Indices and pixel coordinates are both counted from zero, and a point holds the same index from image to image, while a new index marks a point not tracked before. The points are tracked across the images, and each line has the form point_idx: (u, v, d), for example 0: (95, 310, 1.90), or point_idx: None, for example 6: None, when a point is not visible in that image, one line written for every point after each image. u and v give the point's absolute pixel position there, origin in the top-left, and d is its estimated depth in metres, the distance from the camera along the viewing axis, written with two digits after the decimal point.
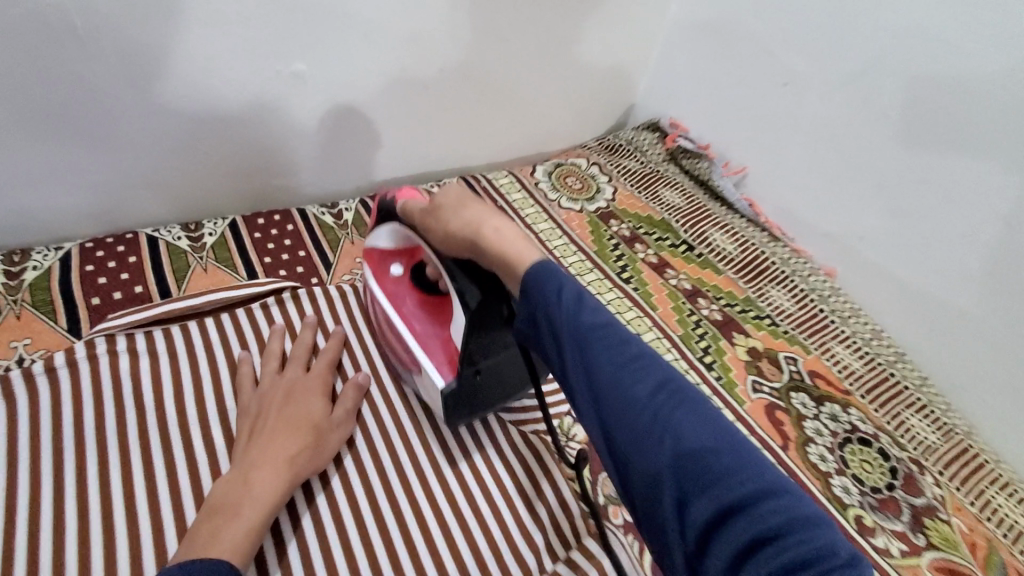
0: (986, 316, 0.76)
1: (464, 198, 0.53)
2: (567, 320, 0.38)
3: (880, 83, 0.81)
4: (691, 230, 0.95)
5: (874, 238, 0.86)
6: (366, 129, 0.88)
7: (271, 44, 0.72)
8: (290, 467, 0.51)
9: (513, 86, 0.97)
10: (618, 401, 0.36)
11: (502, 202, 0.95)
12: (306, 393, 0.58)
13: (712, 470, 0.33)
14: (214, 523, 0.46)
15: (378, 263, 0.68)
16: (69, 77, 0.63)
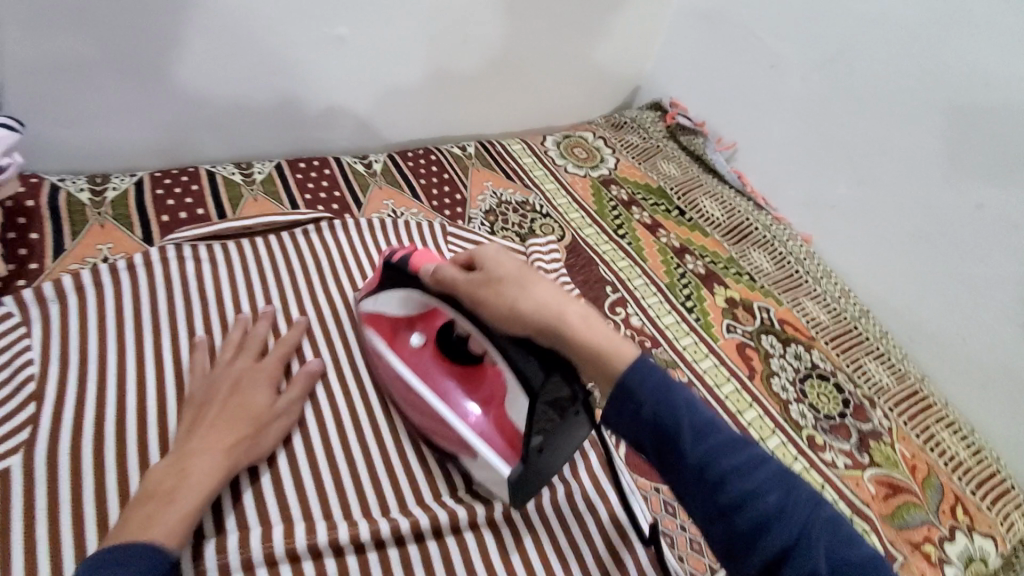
0: (935, 271, 0.90)
1: (527, 273, 0.55)
2: (695, 436, 0.45)
3: (852, 67, 0.95)
4: (684, 198, 1.05)
5: (844, 204, 1.00)
6: (399, 92, 0.99)
7: (327, 9, 0.85)
8: (230, 454, 0.53)
9: (534, 66, 1.10)
10: (761, 511, 0.42)
11: (514, 165, 1.06)
12: (253, 382, 0.59)
13: (863, 574, 0.40)
14: (150, 508, 0.47)
15: (395, 334, 0.65)
16: (173, 23, 0.77)
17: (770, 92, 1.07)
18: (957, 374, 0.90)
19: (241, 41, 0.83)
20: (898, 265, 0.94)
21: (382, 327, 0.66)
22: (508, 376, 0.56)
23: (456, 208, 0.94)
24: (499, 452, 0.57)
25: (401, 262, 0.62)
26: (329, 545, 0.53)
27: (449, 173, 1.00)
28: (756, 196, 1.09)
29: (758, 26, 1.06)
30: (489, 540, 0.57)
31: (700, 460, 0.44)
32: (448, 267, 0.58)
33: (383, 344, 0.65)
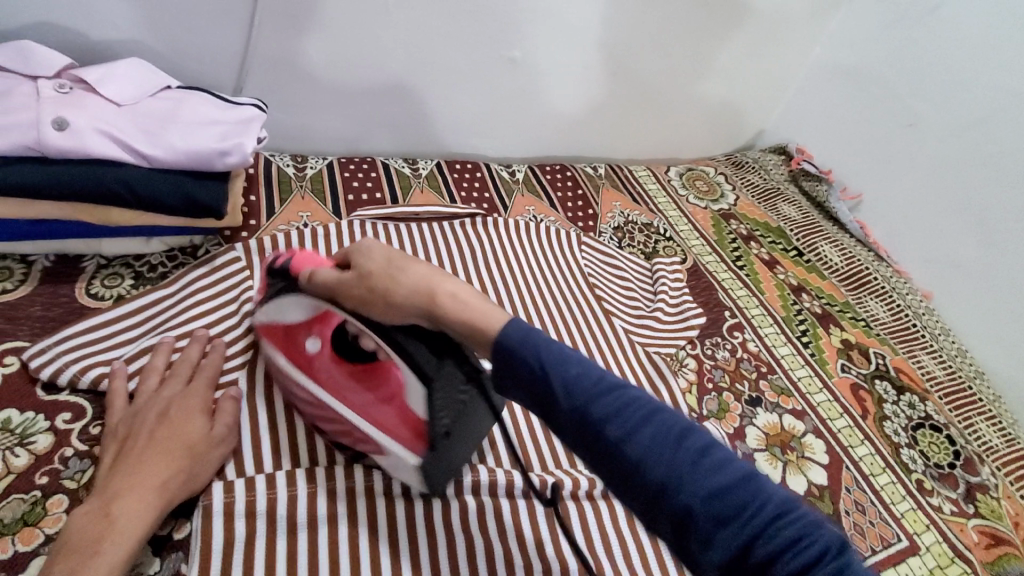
0: None
1: (391, 259, 0.49)
2: (565, 384, 0.41)
3: (995, 134, 0.97)
4: (803, 240, 1.08)
5: (974, 267, 1.00)
6: (549, 112, 1.12)
7: (506, 34, 0.98)
8: (163, 491, 0.49)
9: (669, 104, 1.19)
10: (633, 456, 0.39)
11: (640, 189, 1.14)
12: (185, 411, 0.56)
13: (738, 501, 0.37)
14: (73, 562, 0.43)
15: (287, 340, 0.61)
16: (385, 36, 0.93)
17: (901, 150, 1.10)
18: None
19: (432, 56, 0.97)
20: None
21: (277, 336, 0.62)
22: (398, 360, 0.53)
23: (588, 221, 1.02)
24: (404, 442, 0.54)
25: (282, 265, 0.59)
26: None
27: (583, 189, 1.09)
28: (878, 247, 1.11)
29: (899, 87, 1.10)
30: (617, 509, 0.62)
31: (577, 413, 0.40)
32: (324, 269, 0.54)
33: (279, 354, 0.61)
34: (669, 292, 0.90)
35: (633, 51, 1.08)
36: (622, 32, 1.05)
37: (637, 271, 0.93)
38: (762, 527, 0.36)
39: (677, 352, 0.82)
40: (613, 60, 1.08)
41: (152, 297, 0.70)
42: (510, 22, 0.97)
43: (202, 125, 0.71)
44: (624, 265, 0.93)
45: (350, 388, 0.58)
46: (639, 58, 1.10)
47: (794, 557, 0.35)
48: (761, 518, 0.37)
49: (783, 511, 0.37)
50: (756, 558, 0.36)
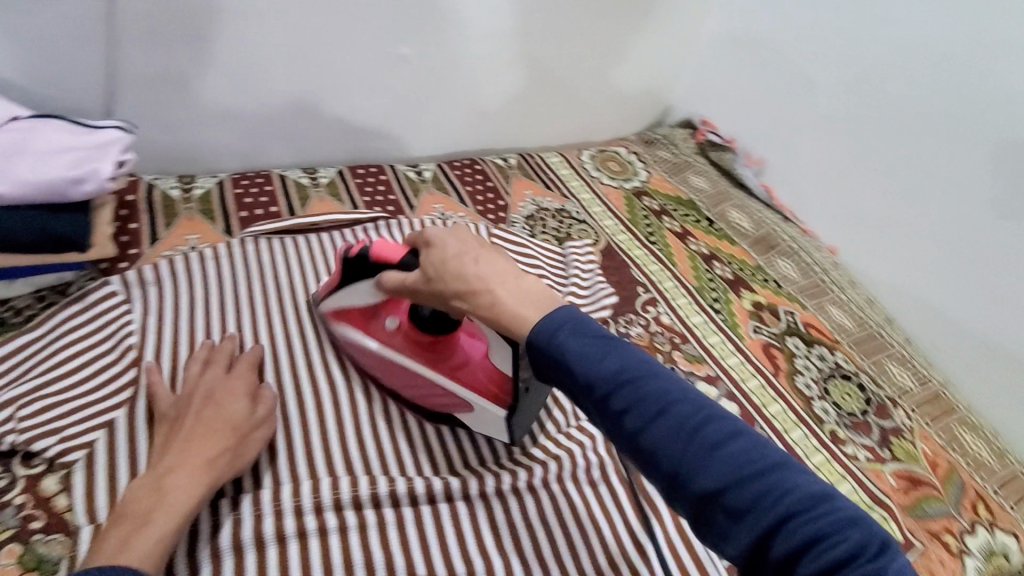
0: (966, 280, 0.93)
1: (446, 263, 0.53)
2: (587, 377, 0.44)
3: (880, 87, 1.01)
4: (714, 209, 1.11)
5: (876, 218, 1.04)
6: (453, 108, 1.10)
7: (394, 31, 0.96)
8: (210, 469, 0.52)
9: (577, 88, 1.19)
10: (652, 445, 0.42)
11: (553, 176, 1.14)
12: (229, 394, 0.58)
13: (755, 492, 0.39)
14: (124, 531, 0.46)
15: (365, 323, 0.68)
16: (266, 43, 0.89)
17: (798, 111, 1.13)
18: (981, 379, 0.93)
19: (319, 59, 0.94)
20: (934, 274, 0.97)
21: (353, 318, 0.68)
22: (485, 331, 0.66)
23: (499, 213, 1.01)
24: (490, 399, 0.64)
25: (362, 254, 0.63)
26: (388, 495, 0.59)
27: (492, 181, 1.08)
28: (782, 209, 1.14)
29: (788, 52, 1.14)
30: (528, 503, 0.62)
31: (600, 401, 0.44)
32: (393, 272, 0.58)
33: (359, 334, 0.68)
34: (581, 275, 0.90)
35: (533, 38, 1.08)
36: (517, 19, 1.04)
37: (548, 256, 0.92)
38: (774, 517, 0.38)
39: None
40: (510, 49, 1.07)
41: (20, 342, 0.66)
42: (400, 19, 0.95)
43: (55, 154, 0.67)
44: (535, 253, 0.92)
45: (427, 356, 0.66)
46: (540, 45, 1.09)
47: (810, 551, 0.37)
48: (776, 508, 0.39)
49: (803, 504, 0.38)
50: (769, 544, 0.38)
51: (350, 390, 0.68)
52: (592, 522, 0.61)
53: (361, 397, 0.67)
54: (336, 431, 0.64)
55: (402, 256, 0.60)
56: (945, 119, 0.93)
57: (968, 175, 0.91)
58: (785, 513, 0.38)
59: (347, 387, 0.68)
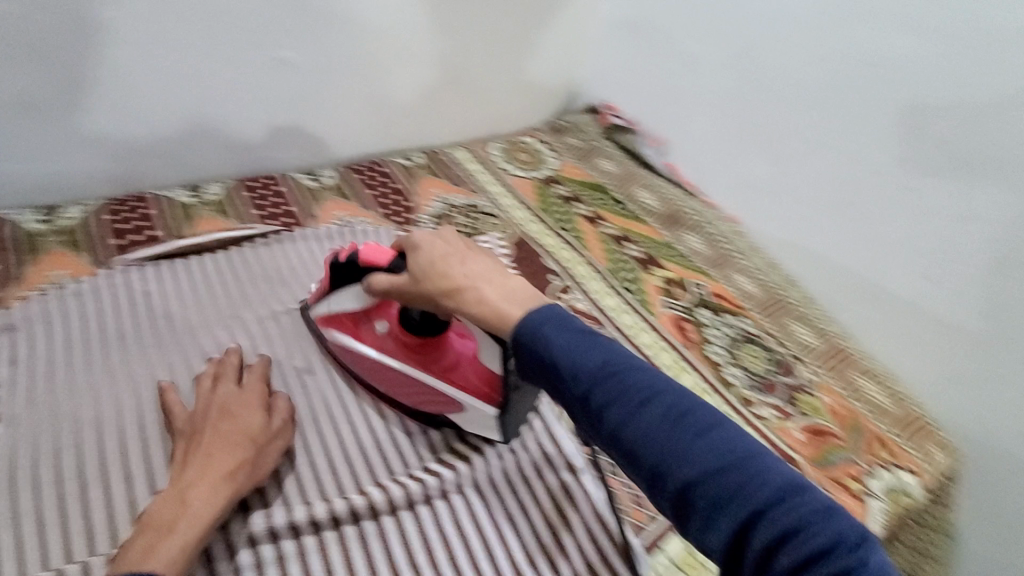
0: (854, 241, 0.92)
1: (433, 263, 0.53)
2: (571, 368, 0.44)
3: (751, 57, 1.03)
4: (622, 191, 1.13)
5: (764, 186, 1.04)
6: (343, 111, 1.06)
7: (259, 34, 0.92)
8: (230, 481, 0.52)
9: (469, 78, 1.17)
10: (635, 436, 0.41)
11: (461, 172, 1.12)
12: (242, 406, 0.58)
13: (737, 482, 0.38)
14: (150, 540, 0.47)
15: (354, 327, 0.67)
16: (117, 57, 0.83)
17: (684, 88, 1.15)
18: (890, 330, 0.90)
19: (184, 69, 0.89)
20: (828, 226, 0.95)
21: (343, 323, 0.68)
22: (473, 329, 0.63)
23: (406, 215, 0.98)
24: (484, 399, 0.63)
25: (350, 260, 0.62)
26: (286, 525, 0.55)
27: (399, 184, 1.04)
28: (684, 182, 1.17)
29: (669, 29, 1.15)
30: (441, 510, 0.59)
31: (581, 396, 0.43)
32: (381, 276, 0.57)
33: (349, 338, 0.68)
34: None
35: (411, 30, 1.04)
36: (395, 14, 1.02)
37: None
38: (756, 506, 0.37)
39: None
40: (392, 46, 1.04)
41: None
42: (253, 14, 0.90)
43: None
44: None
45: (416, 360, 0.64)
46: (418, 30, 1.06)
47: (792, 544, 0.35)
48: (756, 500, 0.37)
49: (787, 492, 0.37)
50: (752, 538, 0.37)
51: None
52: (508, 521, 0.59)
53: None
54: None
55: (390, 260, 0.59)
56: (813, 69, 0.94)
57: (840, 122, 0.91)
58: (767, 506, 0.37)
59: None
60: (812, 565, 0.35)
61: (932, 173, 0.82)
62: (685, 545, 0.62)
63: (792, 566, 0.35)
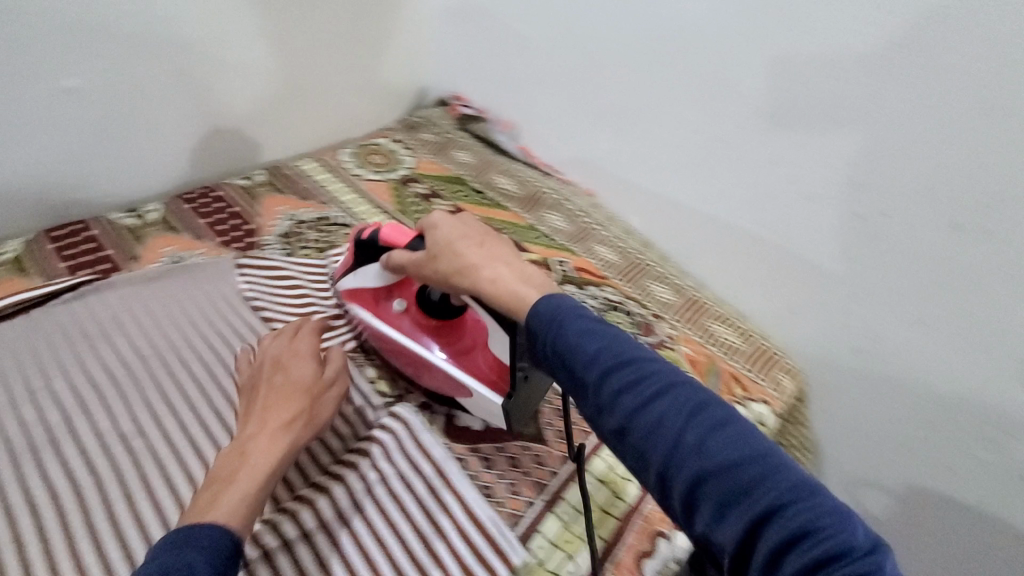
0: (695, 196, 0.97)
1: (454, 243, 0.59)
2: (586, 358, 0.46)
3: (576, 33, 1.04)
4: (480, 179, 1.13)
5: (611, 157, 1.07)
6: (157, 139, 0.98)
7: (19, 69, 0.80)
8: (288, 431, 0.56)
9: (292, 84, 1.09)
10: (646, 425, 0.42)
11: (309, 184, 1.06)
12: (295, 359, 0.61)
13: (752, 476, 0.38)
14: (214, 489, 0.51)
15: (380, 305, 0.73)
16: None
17: (523, 69, 1.15)
18: (737, 274, 0.97)
19: None
20: (669, 188, 1.01)
21: (366, 301, 0.74)
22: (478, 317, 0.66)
23: (248, 238, 0.92)
24: (489, 387, 0.65)
25: (372, 238, 0.70)
26: None
27: (236, 206, 0.97)
28: (538, 164, 1.19)
29: (498, 11, 1.14)
30: (303, 555, 0.54)
31: (596, 381, 0.45)
32: (398, 254, 0.66)
33: (370, 314, 0.73)
34: None
35: (212, 42, 0.95)
36: (189, 28, 0.92)
37: (310, 273, 0.86)
38: (767, 501, 0.37)
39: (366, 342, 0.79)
40: (198, 63, 0.96)
41: None
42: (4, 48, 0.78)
43: None
44: (296, 273, 0.86)
45: (436, 341, 0.69)
46: (210, 37, 0.95)
47: (803, 545, 0.35)
48: (769, 497, 0.37)
49: (799, 490, 0.37)
50: (762, 537, 0.37)
51: (61, 504, 0.58)
52: (377, 543, 0.56)
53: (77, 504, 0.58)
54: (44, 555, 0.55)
55: (409, 240, 0.67)
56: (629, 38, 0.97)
57: (662, 87, 0.95)
58: (781, 504, 0.37)
59: (56, 502, 0.58)
60: (821, 566, 0.34)
61: (742, 126, 0.88)
62: (562, 522, 0.63)
63: (800, 567, 0.35)
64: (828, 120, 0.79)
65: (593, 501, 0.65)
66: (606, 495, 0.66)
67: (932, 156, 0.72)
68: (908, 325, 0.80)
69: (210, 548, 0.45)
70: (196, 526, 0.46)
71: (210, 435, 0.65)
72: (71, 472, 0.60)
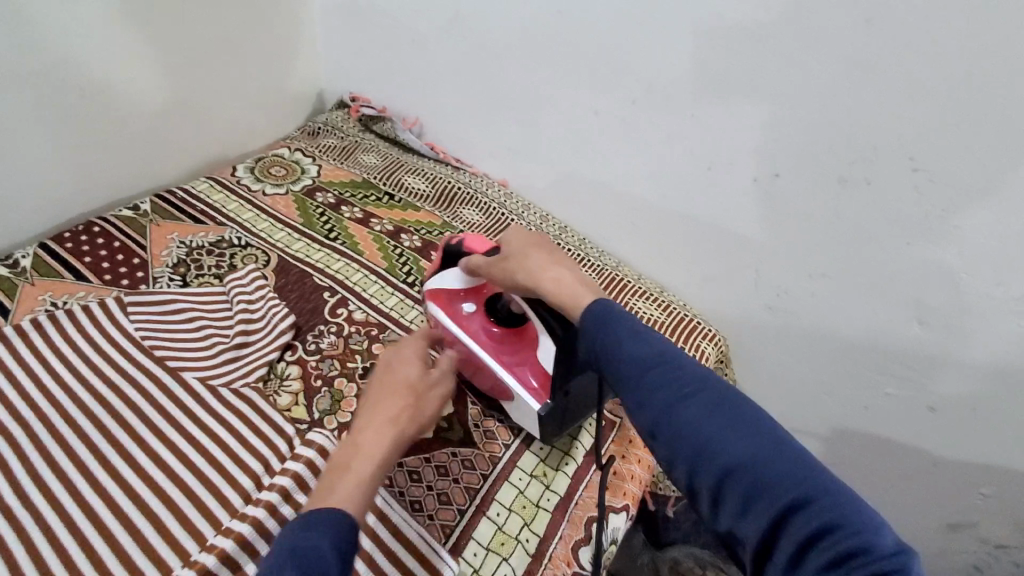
0: (605, 177, 0.97)
1: (525, 247, 0.61)
2: (627, 358, 0.48)
3: (467, 23, 1.00)
4: (389, 181, 1.09)
5: (520, 145, 1.06)
6: (15, 177, 0.87)
7: None
8: (397, 424, 0.50)
9: (170, 101, 1.01)
10: (679, 424, 0.45)
11: (202, 205, 0.99)
12: (403, 357, 0.56)
13: (778, 475, 0.41)
14: (328, 481, 0.46)
15: (450, 305, 0.72)
16: None
17: (420, 65, 1.10)
18: (653, 248, 0.98)
19: None
20: (578, 171, 1.00)
21: (443, 301, 0.72)
22: (540, 330, 0.64)
23: (137, 273, 0.85)
24: (533, 394, 0.64)
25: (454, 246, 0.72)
26: None
27: (119, 239, 0.89)
28: (449, 159, 1.15)
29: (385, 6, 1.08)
30: None
31: (633, 380, 0.48)
32: (477, 259, 0.67)
33: (443, 313, 0.71)
34: (247, 307, 0.79)
35: (62, 65, 0.85)
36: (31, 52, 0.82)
37: (209, 303, 0.80)
38: (791, 501, 0.40)
39: (277, 366, 0.75)
40: (51, 89, 0.86)
41: None
42: None
43: None
44: (192, 304, 0.79)
45: (497, 348, 0.67)
46: (57, 59, 0.84)
47: (823, 544, 0.38)
48: (792, 495, 0.40)
49: (823, 491, 0.40)
50: (784, 532, 0.40)
51: None
52: None
53: None
54: None
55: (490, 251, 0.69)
56: (522, 25, 0.94)
57: (560, 72, 0.93)
58: (804, 502, 0.40)
59: None
60: (839, 564, 0.37)
61: (638, 104, 0.88)
62: (496, 524, 0.61)
63: (818, 564, 0.38)
64: (719, 90, 0.80)
65: (525, 498, 0.64)
66: (538, 489, 0.65)
67: (815, 116, 0.74)
68: (812, 279, 0.83)
69: (334, 532, 0.41)
70: (315, 517, 0.42)
71: (102, 493, 0.59)
72: None
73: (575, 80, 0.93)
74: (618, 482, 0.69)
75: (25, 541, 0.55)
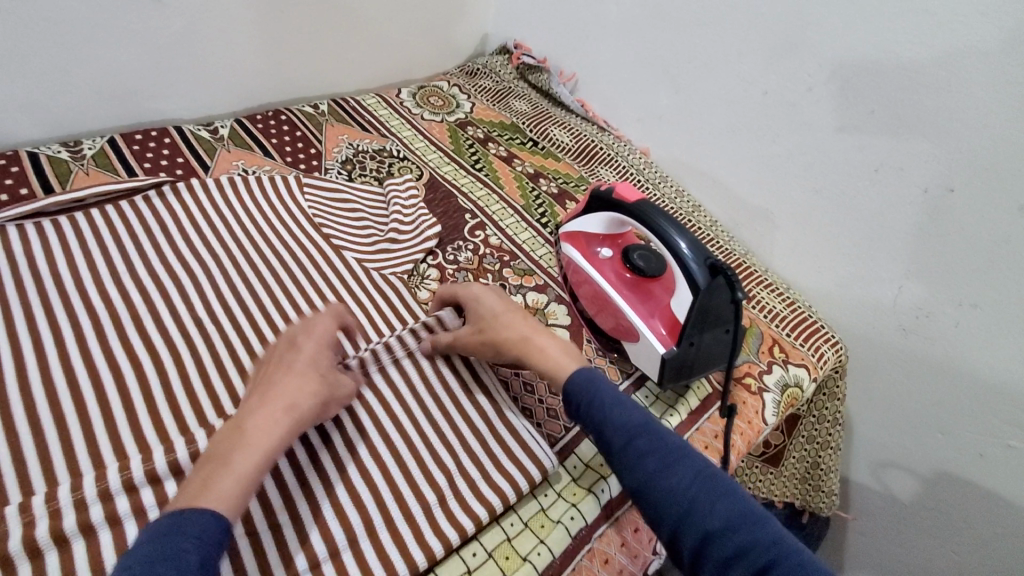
0: (756, 163, 0.96)
1: (497, 312, 0.63)
2: (615, 425, 0.53)
3: None
4: (535, 129, 1.14)
5: (671, 116, 1.06)
6: (234, 55, 0.99)
7: None
8: (291, 413, 0.50)
9: (364, 13, 1.10)
10: (661, 491, 0.49)
11: (370, 118, 1.08)
12: (305, 342, 0.56)
13: (752, 536, 0.45)
14: (210, 468, 0.45)
15: (587, 247, 0.77)
16: None
17: (591, 21, 1.13)
18: (788, 243, 0.97)
19: (32, 15, 0.78)
20: (727, 153, 1.00)
21: (578, 243, 0.78)
22: (677, 278, 0.66)
23: (312, 161, 0.96)
24: (657, 337, 0.66)
25: (602, 192, 0.74)
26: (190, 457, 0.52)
27: (301, 130, 1.01)
28: (596, 119, 1.18)
29: None
30: (355, 440, 0.57)
31: (622, 444, 0.52)
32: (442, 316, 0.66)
33: (577, 253, 0.77)
34: (402, 210, 0.87)
35: None
36: None
37: (369, 201, 0.89)
38: (764, 564, 0.44)
39: (419, 266, 0.82)
40: None
41: None
42: None
43: None
44: (354, 197, 0.89)
45: (627, 291, 0.70)
46: None
47: None
48: (766, 554, 0.44)
49: (789, 552, 0.44)
50: None
51: (142, 369, 0.59)
52: (419, 434, 0.59)
53: (153, 367, 0.59)
54: (124, 407, 0.55)
55: (637, 197, 0.70)
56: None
57: (734, 47, 0.93)
58: (775, 560, 0.44)
59: (134, 366, 0.59)
60: None
61: (815, 91, 0.85)
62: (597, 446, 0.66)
63: None
64: (913, 90, 0.76)
65: None
66: None
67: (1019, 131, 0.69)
68: (959, 308, 0.78)
69: (199, 541, 0.41)
70: (184, 518, 0.42)
71: (275, 326, 0.67)
72: (151, 343, 0.61)
73: (750, 58, 0.91)
74: (718, 444, 0.69)
75: (212, 348, 0.63)
